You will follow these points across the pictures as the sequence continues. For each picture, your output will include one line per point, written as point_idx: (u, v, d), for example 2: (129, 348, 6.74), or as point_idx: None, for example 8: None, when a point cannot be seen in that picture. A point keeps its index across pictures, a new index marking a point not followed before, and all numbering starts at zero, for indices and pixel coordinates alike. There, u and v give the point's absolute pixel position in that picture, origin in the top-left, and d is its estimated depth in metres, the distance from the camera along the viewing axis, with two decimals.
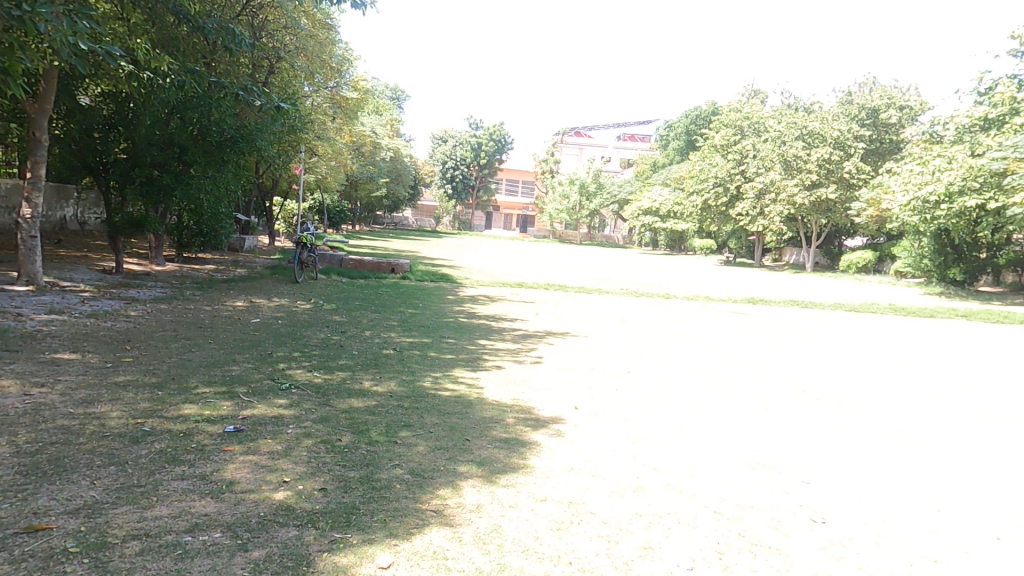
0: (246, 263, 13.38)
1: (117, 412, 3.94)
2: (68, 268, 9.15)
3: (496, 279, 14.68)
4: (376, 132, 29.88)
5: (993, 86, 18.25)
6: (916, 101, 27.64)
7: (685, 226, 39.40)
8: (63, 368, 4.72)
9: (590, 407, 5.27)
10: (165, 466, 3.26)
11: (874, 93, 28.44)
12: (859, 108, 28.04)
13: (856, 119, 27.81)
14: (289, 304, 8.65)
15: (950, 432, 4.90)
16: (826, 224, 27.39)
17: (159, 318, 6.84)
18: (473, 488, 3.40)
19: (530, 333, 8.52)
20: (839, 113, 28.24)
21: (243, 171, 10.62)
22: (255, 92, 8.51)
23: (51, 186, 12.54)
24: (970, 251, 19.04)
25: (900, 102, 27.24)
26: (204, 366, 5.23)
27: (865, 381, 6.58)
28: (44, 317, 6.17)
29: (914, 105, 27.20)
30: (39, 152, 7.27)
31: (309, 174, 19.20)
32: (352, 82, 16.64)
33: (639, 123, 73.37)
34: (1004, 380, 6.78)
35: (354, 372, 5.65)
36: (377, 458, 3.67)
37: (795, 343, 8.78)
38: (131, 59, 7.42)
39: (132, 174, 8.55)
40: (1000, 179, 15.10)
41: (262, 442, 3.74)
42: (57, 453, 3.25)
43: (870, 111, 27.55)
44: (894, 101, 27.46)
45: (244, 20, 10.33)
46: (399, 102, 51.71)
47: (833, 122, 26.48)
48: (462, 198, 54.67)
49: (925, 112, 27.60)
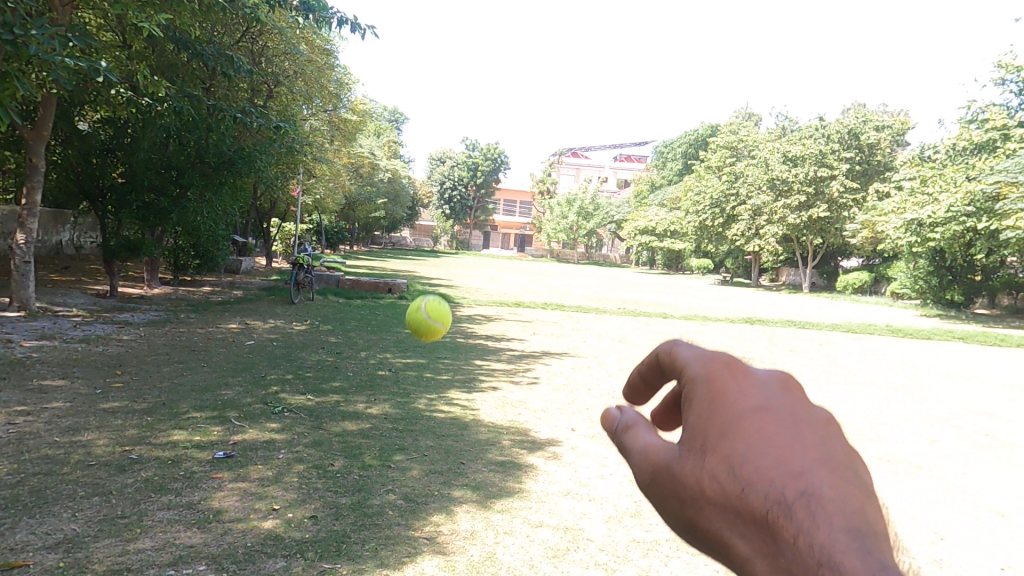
0: (243, 284, 13.44)
1: (104, 439, 3.90)
2: (62, 293, 9.16)
3: (493, 298, 14.72)
4: (374, 154, 30.30)
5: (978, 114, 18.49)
6: (897, 123, 28.02)
7: (682, 246, 39.61)
8: (51, 395, 4.68)
9: (587, 429, 5.22)
10: (151, 495, 3.21)
11: (850, 116, 27.67)
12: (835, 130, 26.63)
13: (838, 141, 26.60)
14: (284, 326, 8.62)
15: (950, 460, 4.82)
16: (822, 244, 27.47)
17: (152, 342, 6.81)
18: (467, 514, 3.35)
19: (526, 353, 8.48)
20: (817, 134, 27.10)
21: (241, 193, 10.72)
22: (253, 114, 8.68)
23: (47, 212, 12.62)
24: (965, 273, 18.99)
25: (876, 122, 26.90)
26: (196, 390, 5.18)
27: (864, 404, 6.53)
28: (33, 343, 6.14)
29: (896, 125, 27.47)
30: (35, 178, 7.34)
31: (306, 195, 19.32)
32: (349, 104, 16.87)
33: (636, 145, 74.14)
34: (1006, 406, 6.73)
35: (349, 394, 5.59)
36: (370, 483, 3.62)
37: (795, 363, 8.75)
38: (128, 85, 7.50)
39: (129, 200, 8.63)
40: (993, 203, 15.01)
41: (252, 468, 3.69)
42: (38, 485, 3.20)
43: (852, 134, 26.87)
44: (871, 122, 26.97)
45: (244, 45, 10.66)
46: (397, 124, 52.46)
47: (815, 142, 26.60)
48: (460, 218, 54.95)
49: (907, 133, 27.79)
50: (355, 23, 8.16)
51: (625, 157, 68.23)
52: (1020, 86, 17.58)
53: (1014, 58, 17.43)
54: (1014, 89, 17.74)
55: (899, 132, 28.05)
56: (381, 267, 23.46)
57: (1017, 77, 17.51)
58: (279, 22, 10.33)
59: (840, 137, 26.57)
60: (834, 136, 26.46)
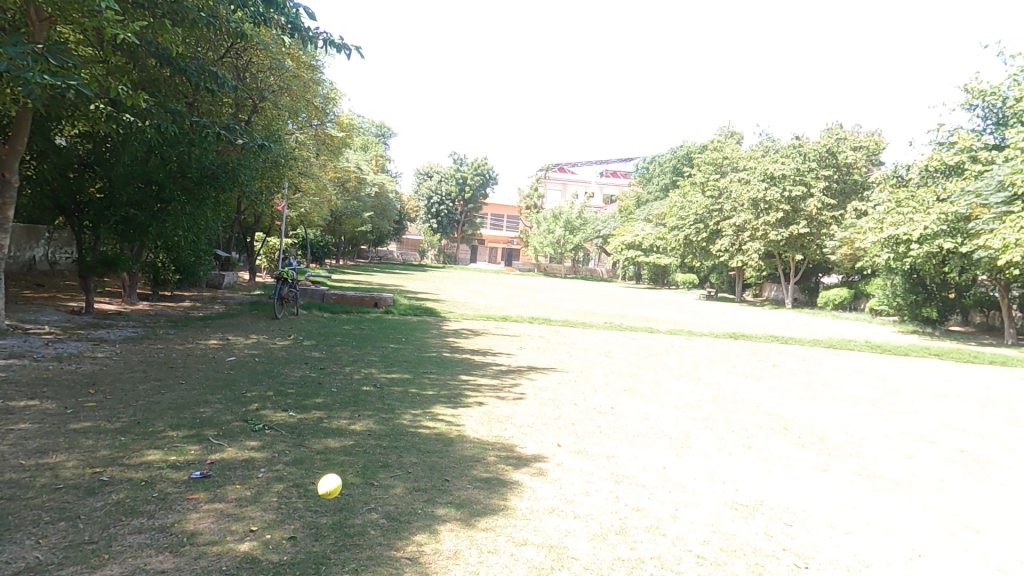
0: (224, 299, 13.29)
1: (74, 461, 3.80)
2: (35, 310, 8.97)
3: (479, 313, 14.70)
4: (361, 168, 30.33)
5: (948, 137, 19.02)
6: (870, 143, 28.46)
7: (667, 261, 40.03)
8: (19, 416, 4.56)
9: (573, 445, 5.20)
10: (122, 518, 3.12)
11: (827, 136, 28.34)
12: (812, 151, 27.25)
13: (816, 159, 27.17)
14: (266, 341, 8.52)
15: (927, 475, 4.88)
16: (803, 261, 27.94)
17: (128, 359, 6.68)
18: (451, 533, 3.30)
19: (512, 368, 8.44)
20: (794, 153, 27.60)
21: (223, 207, 10.66)
22: (237, 131, 8.73)
23: (21, 227, 12.44)
24: (940, 291, 19.35)
25: (852, 142, 27.63)
26: (174, 408, 5.08)
27: (845, 419, 6.60)
28: (3, 363, 5.98)
29: (870, 146, 28.13)
30: (8, 194, 7.23)
31: (291, 210, 19.21)
32: (336, 120, 16.92)
33: (621, 161, 75.13)
34: (982, 422, 6.85)
35: (331, 410, 5.51)
36: (352, 502, 3.55)
37: (778, 379, 8.83)
38: (109, 100, 7.48)
39: (107, 214, 8.53)
40: (967, 223, 15.58)
41: (229, 488, 3.61)
42: (1, 511, 3.09)
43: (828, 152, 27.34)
44: (848, 142, 27.80)
45: (228, 62, 10.75)
46: (384, 139, 52.56)
47: (794, 161, 27.10)
48: (447, 232, 55.04)
49: (881, 152, 28.54)
50: (339, 45, 8.24)
51: (611, 173, 69.16)
52: (987, 110, 18.13)
53: (979, 83, 18.01)
54: (981, 113, 18.29)
55: (873, 153, 28.62)
56: (367, 281, 23.33)
57: (984, 102, 18.07)
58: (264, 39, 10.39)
59: (816, 156, 26.97)
60: (812, 155, 26.97)
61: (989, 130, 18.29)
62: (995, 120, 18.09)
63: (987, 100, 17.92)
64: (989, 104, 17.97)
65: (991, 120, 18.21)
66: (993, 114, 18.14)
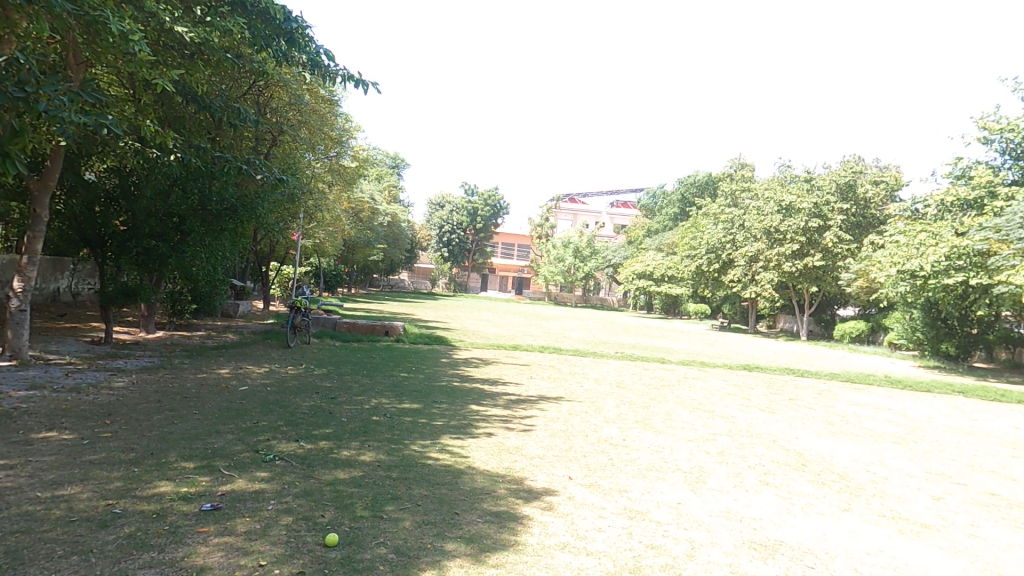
0: (238, 328, 13.43)
1: (87, 493, 3.81)
2: (55, 340, 9.14)
3: (490, 341, 14.67)
4: (374, 199, 30.90)
5: (966, 169, 19.00)
6: (890, 177, 27.66)
7: (679, 290, 39.92)
8: (36, 447, 4.60)
9: (585, 478, 5.13)
10: (132, 552, 3.11)
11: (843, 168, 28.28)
12: (830, 183, 26.94)
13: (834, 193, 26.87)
14: (278, 371, 8.54)
15: (955, 518, 4.71)
16: (817, 292, 27.71)
17: (144, 390, 6.73)
18: (460, 569, 3.23)
19: (523, 398, 8.36)
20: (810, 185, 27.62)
21: (241, 238, 10.85)
22: (257, 164, 9.15)
23: (46, 260, 12.81)
24: (962, 327, 19.02)
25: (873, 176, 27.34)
26: (185, 439, 5.09)
27: (866, 458, 6.41)
28: (23, 394, 6.06)
29: (890, 180, 27.29)
30: (37, 228, 7.45)
31: (305, 240, 19.43)
32: (353, 152, 17.25)
33: (632, 192, 75.83)
34: (1009, 464, 6.62)
35: (340, 440, 5.49)
36: (361, 535, 3.51)
37: (795, 413, 8.64)
38: (136, 136, 7.74)
39: (129, 245, 8.75)
40: (985, 259, 15.30)
41: (238, 522, 3.59)
42: (15, 544, 3.10)
43: (847, 185, 26.82)
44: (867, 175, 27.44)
45: (251, 98, 11.27)
46: (397, 169, 53.48)
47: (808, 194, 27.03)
48: (458, 261, 55.37)
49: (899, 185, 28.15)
50: (358, 80, 8.49)
51: (622, 203, 69.89)
52: (1005, 145, 18.09)
53: (996, 120, 18.02)
54: (999, 148, 18.23)
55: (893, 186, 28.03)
56: (379, 309, 23.44)
57: (1001, 137, 18.04)
58: (284, 77, 10.84)
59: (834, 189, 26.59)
60: (829, 188, 26.72)
61: (1007, 166, 18.20)
62: (1012, 156, 18.06)
63: (1005, 135, 17.86)
64: (1008, 139, 17.91)
65: (1010, 155, 18.10)
66: (1012, 149, 18.04)
